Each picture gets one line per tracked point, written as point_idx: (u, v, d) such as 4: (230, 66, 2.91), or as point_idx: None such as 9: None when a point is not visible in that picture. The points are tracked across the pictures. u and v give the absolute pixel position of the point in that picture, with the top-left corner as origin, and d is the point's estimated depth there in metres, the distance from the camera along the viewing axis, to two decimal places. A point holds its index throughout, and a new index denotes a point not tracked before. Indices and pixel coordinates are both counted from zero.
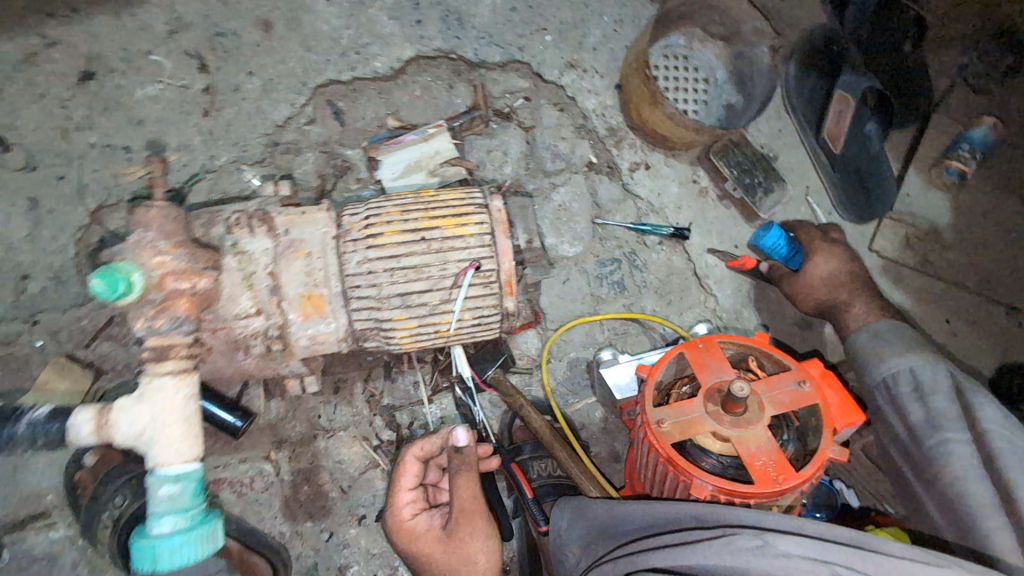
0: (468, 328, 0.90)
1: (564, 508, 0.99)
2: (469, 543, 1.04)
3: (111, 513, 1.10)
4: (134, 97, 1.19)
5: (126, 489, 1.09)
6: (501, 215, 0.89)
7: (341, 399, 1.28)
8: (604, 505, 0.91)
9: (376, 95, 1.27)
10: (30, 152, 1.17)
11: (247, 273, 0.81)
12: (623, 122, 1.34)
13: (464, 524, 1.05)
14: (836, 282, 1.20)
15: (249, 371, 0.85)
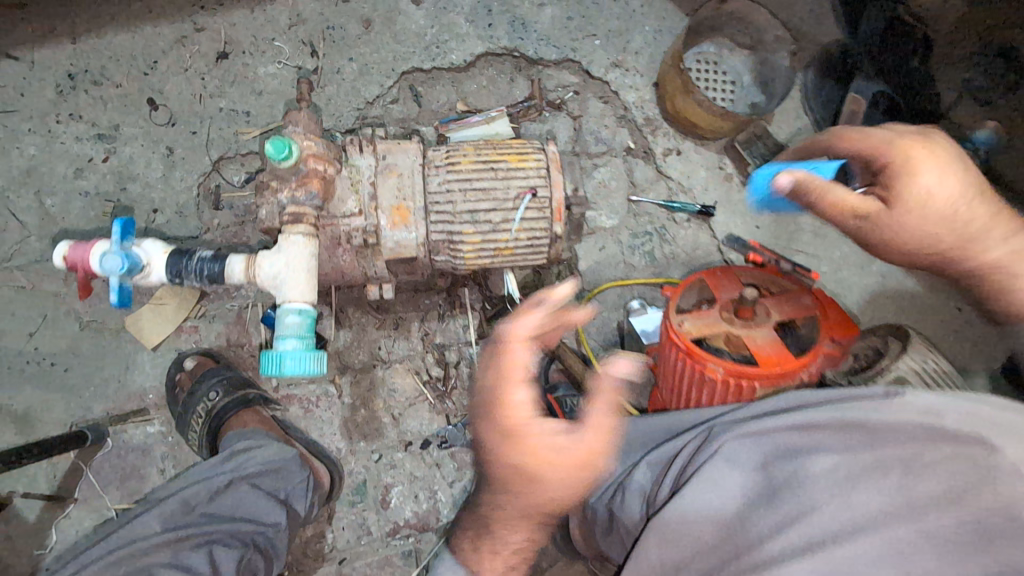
0: (522, 247, 1.09)
1: None
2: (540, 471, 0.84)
3: (203, 406, 1.32)
4: (257, 73, 1.46)
5: (220, 386, 1.33)
6: (555, 156, 1.09)
7: (399, 335, 1.46)
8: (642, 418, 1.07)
9: (450, 83, 1.52)
10: (171, 110, 1.43)
11: (355, 181, 1.01)
12: (659, 114, 1.54)
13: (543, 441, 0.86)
14: (928, 209, 0.91)
15: (343, 267, 1.05)
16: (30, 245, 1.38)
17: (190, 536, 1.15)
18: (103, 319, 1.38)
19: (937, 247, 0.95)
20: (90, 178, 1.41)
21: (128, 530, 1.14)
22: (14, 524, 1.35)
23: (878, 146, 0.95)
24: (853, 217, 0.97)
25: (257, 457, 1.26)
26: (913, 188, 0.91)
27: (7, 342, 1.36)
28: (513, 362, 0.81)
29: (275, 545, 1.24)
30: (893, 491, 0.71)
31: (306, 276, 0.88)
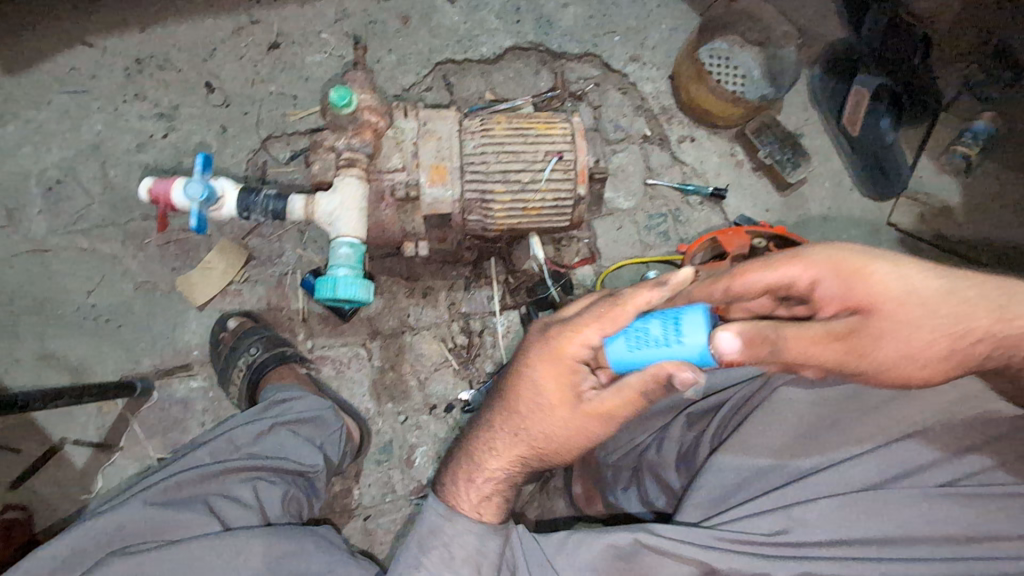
0: (549, 206, 1.20)
1: None
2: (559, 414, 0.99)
3: (245, 360, 1.40)
4: (305, 62, 1.59)
5: (259, 343, 1.41)
6: (580, 125, 1.20)
7: (428, 303, 1.54)
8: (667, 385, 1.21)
9: (480, 74, 1.63)
10: (225, 93, 1.57)
11: (399, 140, 1.13)
12: (673, 104, 1.65)
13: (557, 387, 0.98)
14: (916, 305, 0.80)
15: (384, 222, 1.16)
16: (93, 211, 1.51)
17: (237, 471, 1.18)
18: (156, 280, 1.49)
19: (949, 344, 0.81)
20: (150, 152, 1.54)
21: (181, 463, 1.18)
22: (61, 470, 1.42)
23: (789, 274, 0.84)
24: (850, 338, 0.80)
25: (295, 407, 1.29)
26: (877, 293, 0.80)
27: (68, 299, 1.47)
28: (592, 323, 0.91)
29: (314, 489, 1.28)
30: (899, 420, 0.95)
31: (357, 216, 1.06)
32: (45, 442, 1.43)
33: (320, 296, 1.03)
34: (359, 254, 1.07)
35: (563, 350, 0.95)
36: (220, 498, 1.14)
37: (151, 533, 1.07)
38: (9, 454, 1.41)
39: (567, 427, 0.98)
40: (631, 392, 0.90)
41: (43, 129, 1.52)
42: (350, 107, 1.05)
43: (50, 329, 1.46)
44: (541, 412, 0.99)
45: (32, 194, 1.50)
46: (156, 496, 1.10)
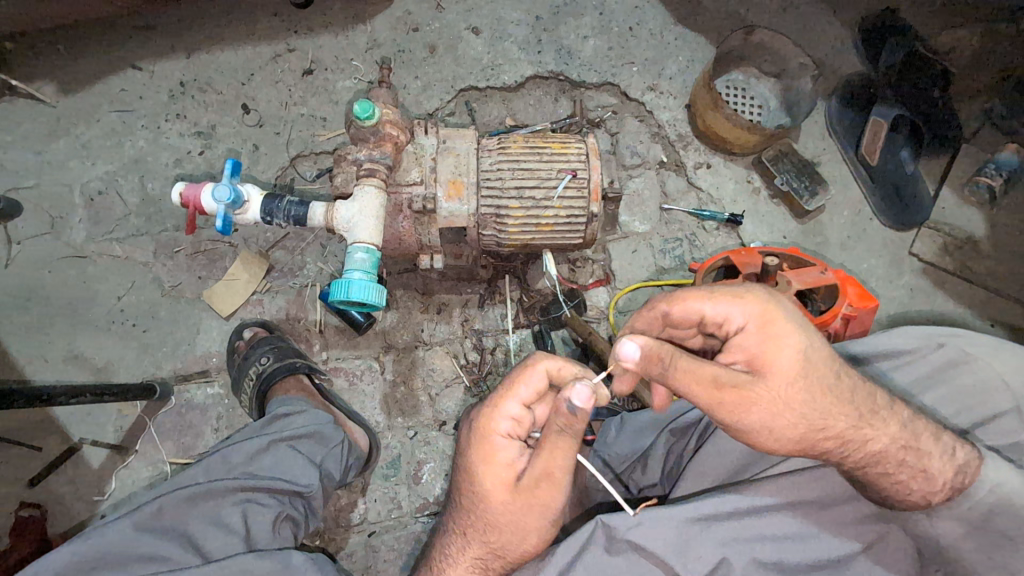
0: (562, 223, 1.22)
1: (610, 422, 1.30)
2: (523, 513, 0.91)
3: (256, 370, 1.42)
4: (336, 87, 1.68)
5: (271, 352, 1.43)
6: (594, 146, 1.23)
7: (442, 318, 1.56)
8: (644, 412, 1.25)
9: (501, 101, 1.69)
10: (260, 115, 1.66)
11: (419, 156, 1.18)
12: (690, 131, 1.68)
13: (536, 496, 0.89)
14: (803, 389, 0.83)
15: (401, 233, 1.20)
16: (129, 220, 1.59)
17: (229, 492, 1.13)
18: (183, 288, 1.55)
19: (806, 433, 0.85)
20: (186, 168, 1.63)
21: (174, 481, 1.13)
22: (78, 470, 1.45)
23: (731, 311, 0.86)
24: (737, 392, 0.81)
25: (295, 421, 1.27)
26: (773, 363, 0.83)
27: (99, 303, 1.54)
28: (514, 395, 0.89)
29: (311, 510, 1.24)
30: None
31: (375, 223, 1.11)
32: (65, 441, 1.46)
33: (335, 298, 1.06)
34: (376, 259, 1.11)
35: (484, 427, 0.90)
36: (206, 524, 1.09)
37: (136, 560, 1.02)
38: (30, 451, 1.45)
39: (531, 511, 0.91)
40: (562, 449, 0.87)
41: (90, 144, 1.63)
42: (373, 119, 1.08)
43: (80, 332, 1.52)
44: (478, 507, 0.93)
45: (75, 204, 1.59)
46: (144, 520, 1.06)
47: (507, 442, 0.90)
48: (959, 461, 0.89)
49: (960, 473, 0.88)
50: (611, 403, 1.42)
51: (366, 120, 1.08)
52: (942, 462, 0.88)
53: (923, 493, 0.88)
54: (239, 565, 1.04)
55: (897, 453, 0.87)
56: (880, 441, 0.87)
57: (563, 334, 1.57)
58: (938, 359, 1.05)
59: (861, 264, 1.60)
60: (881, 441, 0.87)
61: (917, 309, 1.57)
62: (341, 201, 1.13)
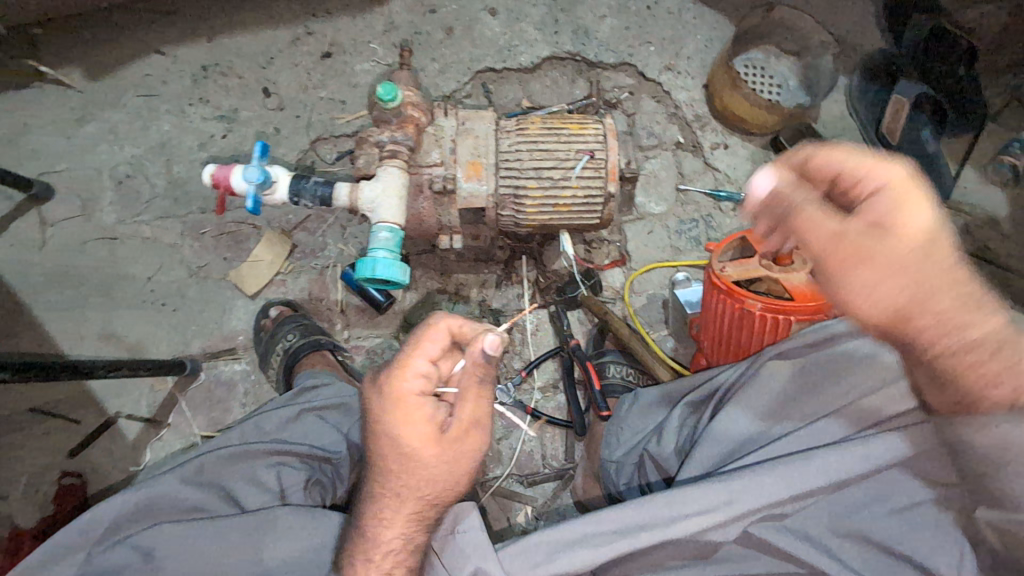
0: (580, 203, 1.24)
1: (622, 400, 1.33)
2: (459, 459, 0.89)
3: (282, 346, 1.47)
4: (354, 70, 1.69)
5: (296, 330, 1.48)
6: (611, 126, 1.24)
7: (460, 298, 1.59)
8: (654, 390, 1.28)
9: (518, 83, 1.69)
10: (281, 98, 1.68)
11: (440, 137, 1.20)
12: (707, 112, 1.68)
13: (468, 441, 0.89)
14: (918, 255, 0.83)
15: (421, 213, 1.23)
16: (157, 203, 1.64)
17: (263, 454, 1.18)
18: (210, 268, 1.60)
19: (911, 309, 0.84)
20: (210, 151, 1.66)
21: (212, 442, 1.20)
22: (114, 442, 1.51)
23: (875, 168, 0.86)
24: (855, 237, 0.84)
25: (322, 393, 1.32)
26: (909, 221, 0.83)
27: (131, 282, 1.59)
28: (423, 347, 0.86)
29: (339, 476, 1.25)
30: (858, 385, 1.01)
31: (397, 202, 1.13)
32: (101, 415, 1.53)
33: (360, 276, 1.09)
34: (399, 239, 1.14)
35: (398, 392, 0.85)
36: (244, 482, 1.15)
37: (178, 511, 1.06)
38: (69, 424, 1.51)
39: (462, 451, 0.89)
40: (477, 391, 0.89)
41: (118, 129, 1.67)
42: (396, 102, 1.10)
43: (113, 310, 1.58)
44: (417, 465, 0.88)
45: (104, 186, 1.64)
46: (188, 476, 1.11)
47: (419, 399, 0.85)
48: (1022, 388, 0.83)
49: (962, 416, 0.85)
50: (626, 380, 1.46)
51: (390, 102, 1.11)
52: (939, 398, 0.88)
53: (967, 434, 0.84)
54: (276, 517, 1.07)
55: (979, 371, 0.83)
56: (980, 330, 0.84)
57: (578, 314, 1.60)
58: None
59: None
60: (976, 355, 0.83)
61: None
62: (365, 182, 1.16)
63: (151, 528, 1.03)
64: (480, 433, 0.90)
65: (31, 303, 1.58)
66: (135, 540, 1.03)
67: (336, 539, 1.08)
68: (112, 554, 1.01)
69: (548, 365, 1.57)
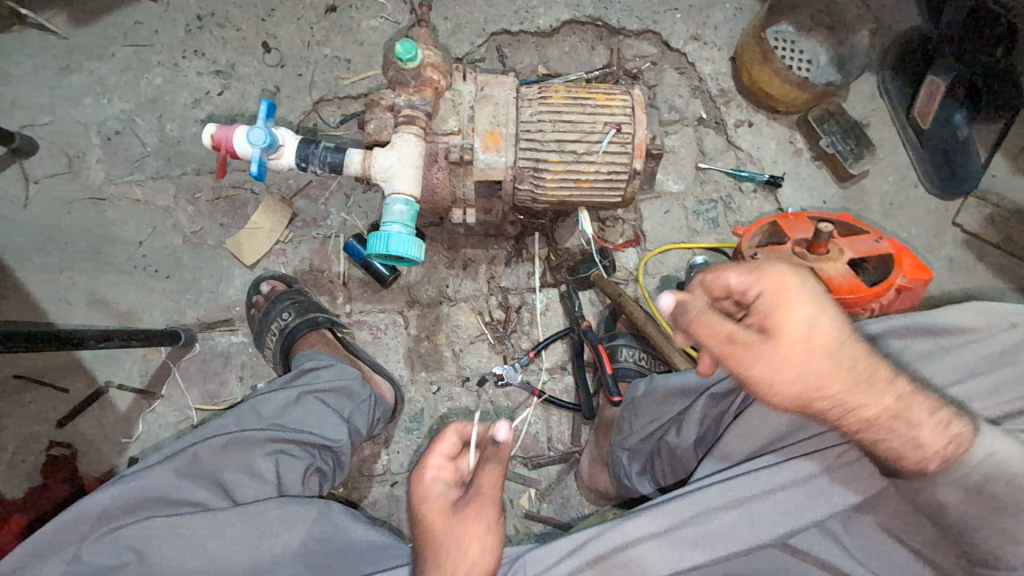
0: (603, 179, 1.17)
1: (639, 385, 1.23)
2: (462, 536, 0.85)
3: (276, 327, 1.41)
4: (361, 26, 1.59)
5: (290, 309, 1.41)
6: (640, 98, 1.16)
7: (467, 274, 1.54)
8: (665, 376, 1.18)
9: (534, 48, 1.60)
10: (282, 54, 1.58)
11: (457, 103, 1.12)
12: (733, 86, 1.60)
13: (470, 512, 0.87)
14: (806, 347, 0.77)
15: (435, 184, 1.15)
16: (148, 162, 1.54)
17: (261, 443, 1.13)
18: (205, 234, 1.52)
19: (805, 393, 0.79)
20: (206, 109, 1.56)
21: (207, 428, 1.14)
22: (104, 413, 1.46)
23: (750, 283, 0.82)
24: (742, 348, 0.78)
25: (323, 375, 1.27)
26: (787, 325, 0.77)
27: (121, 246, 1.51)
28: (436, 445, 0.97)
29: (338, 464, 1.25)
30: None
31: (413, 173, 1.06)
32: (91, 384, 1.47)
33: (373, 252, 1.02)
34: (414, 211, 1.06)
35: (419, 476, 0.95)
36: (241, 473, 1.10)
37: (173, 504, 1.04)
38: (57, 392, 1.45)
39: (476, 532, 0.85)
40: (491, 472, 0.90)
41: (105, 81, 1.56)
42: (418, 63, 1.02)
43: (101, 275, 1.50)
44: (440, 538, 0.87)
45: (92, 143, 1.54)
46: (183, 466, 1.07)
47: (430, 480, 0.94)
48: (953, 433, 0.81)
49: (953, 445, 0.80)
50: (639, 365, 1.40)
51: (411, 61, 1.03)
52: (935, 432, 0.80)
53: (916, 464, 0.81)
54: (271, 510, 1.05)
55: (889, 422, 0.80)
56: (875, 408, 0.80)
57: (589, 294, 1.55)
58: (1003, 341, 0.94)
59: (901, 233, 1.55)
60: (875, 413, 0.80)
61: (954, 282, 1.52)
62: (376, 148, 1.08)
63: (144, 521, 1.01)
64: (485, 505, 0.87)
65: (14, 265, 1.49)
66: (129, 533, 1.00)
67: (342, 525, 1.08)
68: (105, 549, 1.00)
69: (558, 345, 1.52)
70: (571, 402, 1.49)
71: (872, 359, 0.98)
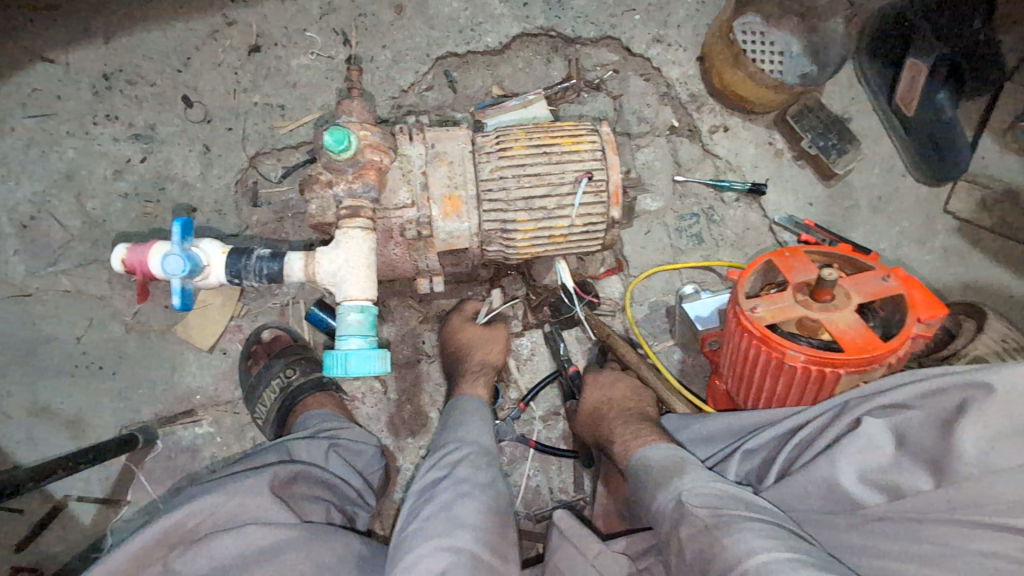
0: (578, 233, 1.06)
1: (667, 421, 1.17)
2: (488, 343, 1.34)
3: (278, 381, 1.34)
4: (290, 66, 1.43)
5: (294, 364, 1.35)
6: (610, 137, 1.04)
7: (444, 327, 1.43)
8: (695, 423, 1.10)
9: (484, 68, 1.46)
10: (206, 107, 1.42)
11: (406, 170, 0.99)
12: (704, 89, 1.49)
13: (490, 335, 1.35)
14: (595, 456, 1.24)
15: (394, 261, 1.03)
16: (72, 248, 1.38)
17: (316, 483, 1.12)
18: (149, 320, 1.38)
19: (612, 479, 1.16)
20: (129, 179, 1.40)
21: (253, 463, 1.09)
22: (69, 529, 1.33)
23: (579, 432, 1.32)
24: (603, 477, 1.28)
25: (343, 437, 1.22)
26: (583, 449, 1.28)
27: (57, 345, 1.36)
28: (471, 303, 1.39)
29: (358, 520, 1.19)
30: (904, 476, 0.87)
31: (365, 273, 0.96)
32: (50, 499, 1.34)
33: (331, 373, 0.94)
34: (370, 318, 0.97)
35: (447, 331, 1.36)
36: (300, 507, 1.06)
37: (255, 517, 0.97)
38: (12, 514, 1.32)
39: (496, 341, 1.35)
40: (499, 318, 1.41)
41: (8, 161, 1.39)
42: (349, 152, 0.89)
43: (41, 380, 1.35)
44: (484, 370, 1.29)
45: (4, 233, 1.37)
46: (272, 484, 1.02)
47: (460, 324, 1.36)
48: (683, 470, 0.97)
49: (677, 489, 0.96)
50: None
51: (342, 152, 0.90)
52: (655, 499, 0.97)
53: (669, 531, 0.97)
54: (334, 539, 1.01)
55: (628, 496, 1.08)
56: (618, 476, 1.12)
57: (576, 332, 1.44)
58: None
59: (891, 228, 1.47)
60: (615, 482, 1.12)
61: (952, 273, 1.46)
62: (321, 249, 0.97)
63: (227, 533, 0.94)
64: (501, 333, 1.36)
65: None
66: (215, 550, 0.93)
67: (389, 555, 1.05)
68: (199, 559, 0.92)
69: (549, 391, 1.43)
70: (567, 448, 1.40)
71: (937, 422, 0.82)
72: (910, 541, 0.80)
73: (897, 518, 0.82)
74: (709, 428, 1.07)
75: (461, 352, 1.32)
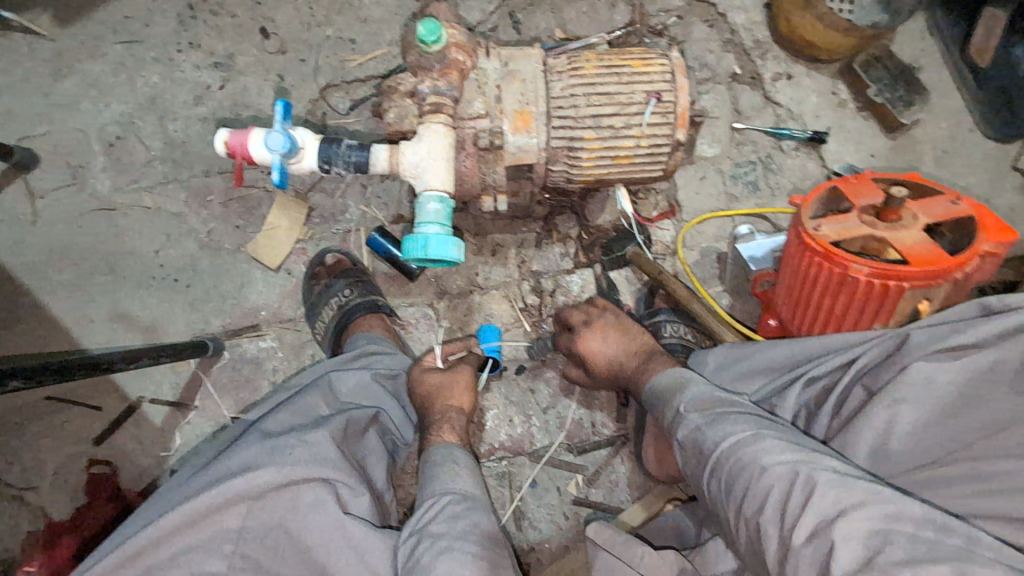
0: (643, 155, 1.08)
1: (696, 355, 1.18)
2: (456, 387, 1.23)
3: (336, 301, 1.39)
4: (363, 3, 1.51)
5: (350, 286, 1.40)
6: (679, 61, 1.06)
7: (497, 260, 1.47)
8: (732, 353, 1.10)
9: (549, 10, 1.48)
10: (283, 39, 1.49)
11: (482, 83, 1.02)
12: (768, 37, 1.50)
13: (456, 379, 1.24)
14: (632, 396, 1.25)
15: (464, 172, 1.07)
16: (154, 167, 1.47)
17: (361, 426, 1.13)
18: (222, 238, 1.47)
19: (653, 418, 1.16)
20: (209, 104, 1.47)
21: (301, 401, 1.10)
22: (140, 428, 1.41)
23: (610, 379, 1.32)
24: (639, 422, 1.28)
25: (383, 361, 1.26)
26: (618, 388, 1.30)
27: (137, 257, 1.45)
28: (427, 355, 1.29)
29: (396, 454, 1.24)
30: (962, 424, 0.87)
31: (446, 166, 1.01)
32: (124, 400, 1.43)
33: (412, 255, 1.00)
34: (449, 208, 1.03)
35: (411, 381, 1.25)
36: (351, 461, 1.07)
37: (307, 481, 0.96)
38: (90, 411, 1.41)
39: (463, 380, 1.24)
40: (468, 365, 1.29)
41: (101, 83, 1.48)
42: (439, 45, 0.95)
43: (120, 288, 1.44)
44: (448, 417, 1.17)
45: (94, 151, 1.47)
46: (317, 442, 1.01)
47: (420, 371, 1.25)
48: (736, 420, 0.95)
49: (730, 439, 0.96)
50: (684, 339, 1.34)
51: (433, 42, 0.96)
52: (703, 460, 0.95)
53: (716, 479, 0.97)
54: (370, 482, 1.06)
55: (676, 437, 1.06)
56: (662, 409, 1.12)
57: (625, 272, 1.46)
58: None
59: (958, 182, 1.44)
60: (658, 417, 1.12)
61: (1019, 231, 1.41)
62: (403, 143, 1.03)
63: (281, 492, 0.94)
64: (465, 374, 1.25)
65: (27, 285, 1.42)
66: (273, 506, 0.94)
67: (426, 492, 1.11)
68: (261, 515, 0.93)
69: None
70: None
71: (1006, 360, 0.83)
72: (971, 478, 0.80)
73: (959, 459, 0.82)
74: (762, 359, 1.06)
75: (425, 401, 1.21)
